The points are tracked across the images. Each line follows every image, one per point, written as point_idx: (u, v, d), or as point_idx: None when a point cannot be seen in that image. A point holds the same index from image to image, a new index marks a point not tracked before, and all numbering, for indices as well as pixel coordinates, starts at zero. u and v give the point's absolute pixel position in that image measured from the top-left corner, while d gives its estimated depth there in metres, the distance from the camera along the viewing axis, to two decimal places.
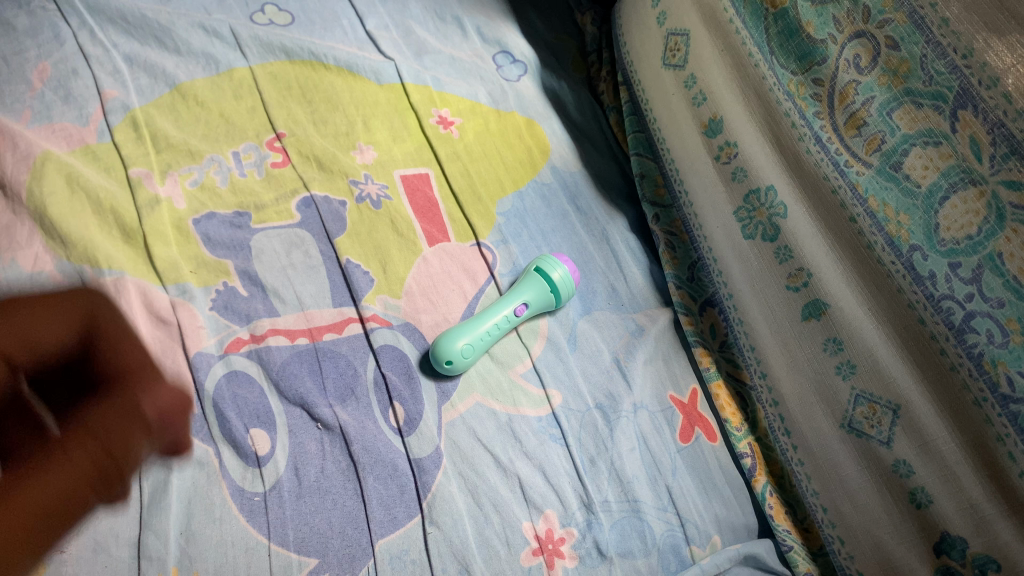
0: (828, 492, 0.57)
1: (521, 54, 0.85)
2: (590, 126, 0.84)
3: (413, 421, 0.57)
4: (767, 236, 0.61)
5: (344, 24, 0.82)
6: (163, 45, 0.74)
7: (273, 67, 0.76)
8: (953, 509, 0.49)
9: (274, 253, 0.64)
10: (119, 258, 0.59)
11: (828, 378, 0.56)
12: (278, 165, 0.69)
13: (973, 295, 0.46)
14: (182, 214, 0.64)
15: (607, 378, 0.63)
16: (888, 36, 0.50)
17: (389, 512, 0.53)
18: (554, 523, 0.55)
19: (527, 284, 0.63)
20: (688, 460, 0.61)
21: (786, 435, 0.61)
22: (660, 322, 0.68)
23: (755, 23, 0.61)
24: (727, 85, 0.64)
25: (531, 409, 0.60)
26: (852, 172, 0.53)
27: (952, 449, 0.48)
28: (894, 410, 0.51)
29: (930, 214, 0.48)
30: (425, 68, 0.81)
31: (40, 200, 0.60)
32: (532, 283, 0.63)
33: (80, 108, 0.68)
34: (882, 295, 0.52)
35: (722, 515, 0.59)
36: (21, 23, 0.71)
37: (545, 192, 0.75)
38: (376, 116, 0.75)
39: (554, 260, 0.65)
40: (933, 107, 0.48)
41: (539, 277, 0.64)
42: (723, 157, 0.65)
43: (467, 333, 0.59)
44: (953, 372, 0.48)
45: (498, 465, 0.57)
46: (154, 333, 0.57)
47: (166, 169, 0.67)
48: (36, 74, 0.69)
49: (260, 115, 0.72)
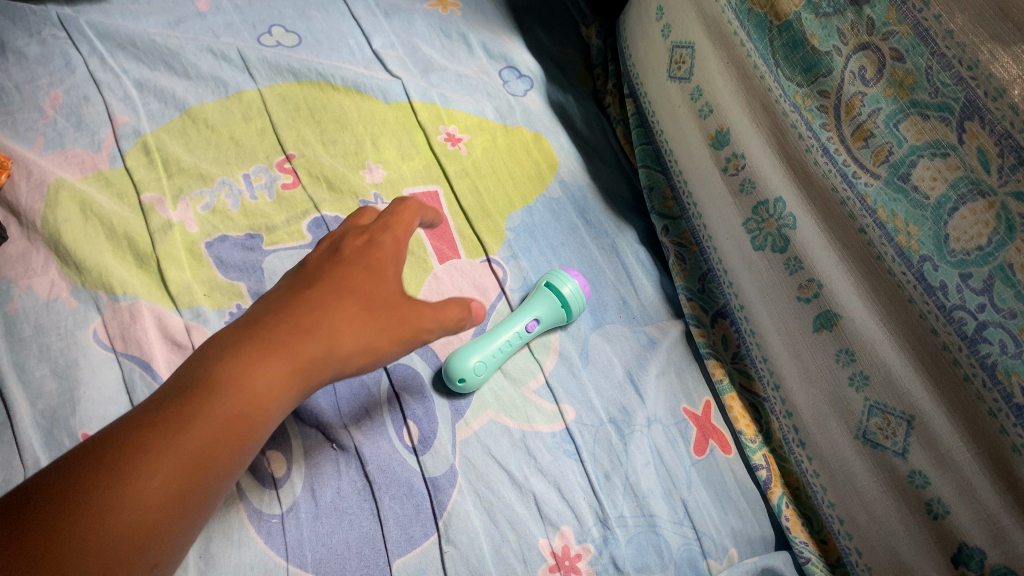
0: (844, 503, 0.57)
1: (527, 68, 0.86)
2: (598, 139, 0.84)
3: (428, 440, 0.57)
4: (777, 246, 0.61)
5: (351, 44, 0.83)
6: (173, 70, 0.75)
7: (281, 89, 0.76)
8: (970, 520, 0.48)
9: (287, 274, 0.64)
10: (133, 283, 0.60)
11: (841, 389, 0.56)
12: (288, 187, 0.70)
13: (984, 305, 0.46)
14: (195, 237, 0.65)
15: (620, 392, 0.63)
16: (893, 47, 0.50)
17: (405, 531, 0.53)
18: (571, 539, 0.55)
19: (529, 302, 0.64)
20: (704, 472, 0.61)
21: (800, 446, 0.61)
22: (672, 334, 0.68)
23: (760, 35, 0.61)
24: (733, 96, 0.64)
25: (545, 425, 0.60)
26: (861, 183, 0.53)
27: (968, 460, 0.48)
28: (907, 420, 0.51)
29: (939, 225, 0.48)
30: (431, 85, 0.81)
31: (55, 228, 0.62)
32: (533, 299, 0.64)
33: (92, 135, 0.69)
34: (892, 305, 0.52)
35: (738, 528, 0.59)
36: (33, 51, 0.72)
37: (554, 207, 0.75)
38: (384, 135, 0.75)
39: (552, 275, 0.65)
40: (939, 119, 0.48)
41: (539, 291, 0.64)
42: (730, 168, 0.65)
43: (474, 348, 0.60)
44: (967, 382, 0.47)
45: (513, 482, 0.57)
46: (170, 358, 0.57)
47: (178, 193, 0.67)
48: (48, 101, 0.70)
49: (270, 137, 0.73)
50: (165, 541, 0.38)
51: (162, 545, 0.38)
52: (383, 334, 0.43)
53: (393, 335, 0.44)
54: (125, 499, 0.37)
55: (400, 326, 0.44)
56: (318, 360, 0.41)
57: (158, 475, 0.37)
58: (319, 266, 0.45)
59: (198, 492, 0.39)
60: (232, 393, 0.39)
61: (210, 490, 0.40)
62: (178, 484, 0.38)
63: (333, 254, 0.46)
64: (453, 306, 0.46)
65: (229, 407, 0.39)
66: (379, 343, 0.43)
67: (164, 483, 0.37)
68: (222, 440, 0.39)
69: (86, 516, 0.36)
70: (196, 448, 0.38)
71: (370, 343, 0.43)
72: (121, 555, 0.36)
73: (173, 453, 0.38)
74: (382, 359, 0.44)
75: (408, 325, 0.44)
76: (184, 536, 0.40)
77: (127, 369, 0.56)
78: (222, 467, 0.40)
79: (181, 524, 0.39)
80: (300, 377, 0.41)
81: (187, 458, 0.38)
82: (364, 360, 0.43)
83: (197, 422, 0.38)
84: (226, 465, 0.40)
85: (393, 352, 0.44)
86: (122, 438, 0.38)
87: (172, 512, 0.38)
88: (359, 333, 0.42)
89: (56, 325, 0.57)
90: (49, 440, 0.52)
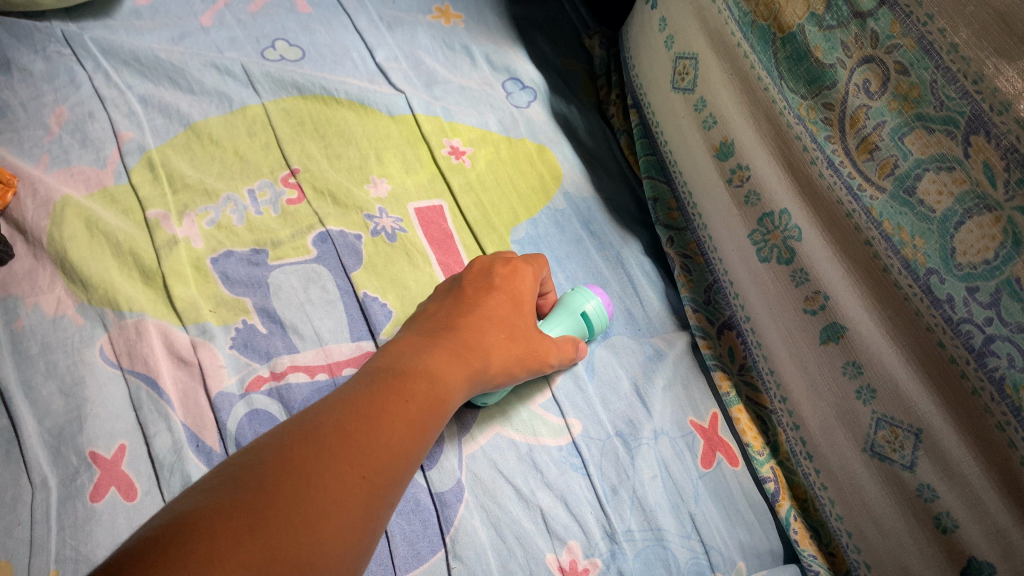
0: (852, 516, 0.57)
1: (530, 80, 0.86)
2: (601, 151, 0.84)
3: (434, 455, 0.56)
4: (783, 259, 0.61)
5: (354, 58, 0.83)
6: (177, 85, 0.76)
7: (285, 103, 0.76)
8: (980, 534, 0.48)
9: (292, 288, 0.64)
10: (139, 299, 0.60)
11: (848, 402, 0.56)
12: (293, 202, 0.70)
13: (991, 319, 0.46)
14: (201, 253, 0.65)
15: (627, 405, 0.63)
16: (897, 61, 0.50)
17: (412, 547, 0.52)
18: (578, 554, 0.55)
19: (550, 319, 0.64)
20: (711, 485, 0.61)
21: (808, 459, 0.60)
22: (677, 346, 0.68)
23: (763, 48, 0.61)
24: (737, 108, 0.64)
25: (551, 439, 0.60)
26: (866, 196, 0.53)
27: (977, 474, 0.48)
28: (916, 434, 0.51)
29: (945, 238, 0.48)
30: (435, 98, 0.81)
31: (61, 245, 0.62)
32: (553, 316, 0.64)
33: (97, 151, 0.69)
34: (900, 319, 0.51)
35: (746, 541, 0.59)
36: (37, 68, 0.73)
37: (559, 219, 0.75)
38: (388, 149, 0.75)
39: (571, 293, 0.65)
40: (945, 133, 0.47)
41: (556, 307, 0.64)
42: (735, 180, 0.65)
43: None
44: (975, 396, 0.47)
45: (520, 497, 0.56)
46: (176, 373, 0.58)
47: (183, 209, 0.67)
48: (53, 118, 0.70)
49: (274, 152, 0.73)
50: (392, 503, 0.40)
51: (394, 500, 0.40)
52: (512, 366, 0.54)
53: (525, 362, 0.55)
54: (343, 460, 0.37)
55: (529, 355, 0.55)
56: (484, 363, 0.50)
57: (389, 433, 0.40)
58: (473, 295, 0.55)
59: (407, 465, 0.41)
60: (433, 381, 0.45)
61: (417, 462, 0.42)
62: (401, 442, 0.41)
63: (487, 277, 0.57)
64: (570, 345, 0.61)
65: (440, 384, 0.45)
66: (515, 362, 0.54)
67: (399, 436, 0.41)
68: (434, 413, 0.44)
69: (324, 469, 0.37)
70: (418, 410, 0.43)
71: (509, 360, 0.53)
72: (375, 487, 0.38)
73: (401, 415, 0.41)
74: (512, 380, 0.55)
75: (538, 358, 0.56)
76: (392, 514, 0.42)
77: (134, 386, 0.56)
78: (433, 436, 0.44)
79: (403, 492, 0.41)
80: (470, 379, 0.49)
81: (412, 421, 0.42)
82: (501, 374, 0.53)
83: (412, 397, 0.43)
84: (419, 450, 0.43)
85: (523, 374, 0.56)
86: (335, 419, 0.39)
87: (401, 469, 0.40)
88: (501, 351, 0.52)
89: (62, 342, 0.57)
90: (56, 458, 0.52)
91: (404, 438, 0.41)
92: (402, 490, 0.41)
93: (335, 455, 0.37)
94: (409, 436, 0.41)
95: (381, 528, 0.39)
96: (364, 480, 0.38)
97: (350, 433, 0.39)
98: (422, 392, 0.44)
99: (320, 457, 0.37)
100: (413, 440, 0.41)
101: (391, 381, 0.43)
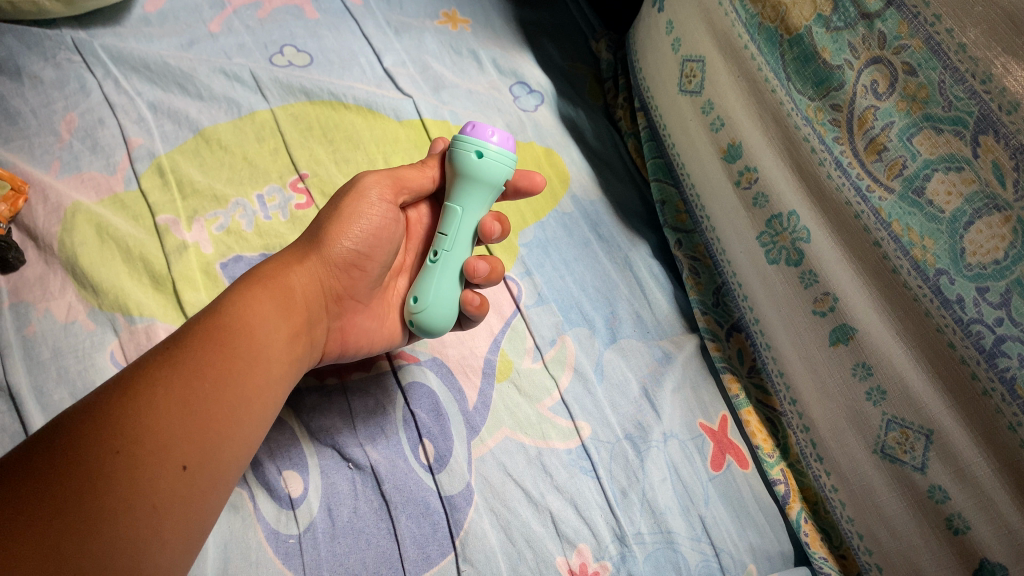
0: (863, 519, 0.57)
1: (537, 84, 0.86)
2: (609, 154, 0.85)
3: (444, 457, 0.56)
4: (791, 260, 0.60)
5: (363, 62, 0.83)
6: (186, 91, 0.76)
7: (294, 109, 0.77)
8: (992, 536, 0.48)
9: None
10: (150, 304, 0.60)
11: (859, 403, 0.56)
12: (302, 207, 0.70)
13: (1002, 319, 0.45)
14: (210, 257, 0.65)
15: (636, 408, 0.63)
16: (905, 61, 0.50)
17: (422, 550, 0.52)
18: (588, 557, 0.54)
19: (470, 190, 0.56)
20: (721, 488, 0.61)
21: (818, 461, 0.60)
22: (686, 349, 0.68)
23: (770, 49, 0.61)
24: (744, 111, 0.64)
25: (561, 442, 0.59)
26: (875, 198, 0.53)
27: (988, 474, 0.47)
28: (926, 435, 0.51)
29: (955, 239, 0.48)
30: (443, 102, 0.82)
31: (71, 251, 0.62)
32: (482, 194, 0.56)
33: (107, 158, 0.69)
34: (909, 320, 0.51)
35: (757, 543, 0.59)
36: (48, 75, 0.73)
37: (567, 222, 0.75)
38: (396, 153, 0.76)
39: (499, 149, 0.55)
40: (953, 133, 0.47)
41: (496, 181, 0.56)
42: (743, 182, 0.65)
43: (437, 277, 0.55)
44: (985, 397, 0.47)
45: (530, 500, 0.56)
46: None
47: (192, 214, 0.67)
48: (64, 125, 0.71)
49: (283, 157, 0.73)
50: (187, 469, 0.41)
51: (191, 466, 0.41)
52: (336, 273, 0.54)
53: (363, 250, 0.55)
54: (105, 436, 0.39)
55: (347, 201, 0.54)
56: (289, 278, 0.51)
57: (158, 400, 0.41)
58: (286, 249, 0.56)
59: (197, 420, 0.42)
60: (232, 331, 0.46)
61: (221, 420, 0.43)
62: (181, 411, 0.42)
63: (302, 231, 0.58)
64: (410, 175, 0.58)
65: (229, 328, 0.46)
66: (329, 225, 0.53)
67: (173, 399, 0.42)
68: (231, 364, 0.45)
69: (80, 458, 0.38)
70: (200, 367, 0.44)
71: (318, 233, 0.53)
72: (148, 460, 0.39)
73: (178, 374, 0.43)
74: (353, 238, 0.54)
75: (360, 193, 0.55)
76: (223, 484, 0.44)
77: None
78: (240, 390, 0.45)
79: (216, 461, 0.43)
80: (285, 308, 0.50)
81: (196, 377, 0.43)
82: (316, 246, 0.53)
83: (191, 356, 0.44)
84: (226, 398, 0.44)
85: (366, 220, 0.54)
86: (99, 400, 0.41)
87: (191, 437, 0.42)
88: (302, 243, 0.53)
89: (74, 347, 0.58)
90: None
91: (185, 401, 0.42)
92: (205, 457, 0.42)
93: (95, 441, 0.39)
94: (186, 394, 0.42)
95: (181, 503, 0.40)
96: (121, 456, 0.39)
97: (116, 408, 0.40)
98: (207, 343, 0.45)
99: (78, 445, 0.39)
100: (197, 398, 0.43)
101: (169, 345, 0.45)
